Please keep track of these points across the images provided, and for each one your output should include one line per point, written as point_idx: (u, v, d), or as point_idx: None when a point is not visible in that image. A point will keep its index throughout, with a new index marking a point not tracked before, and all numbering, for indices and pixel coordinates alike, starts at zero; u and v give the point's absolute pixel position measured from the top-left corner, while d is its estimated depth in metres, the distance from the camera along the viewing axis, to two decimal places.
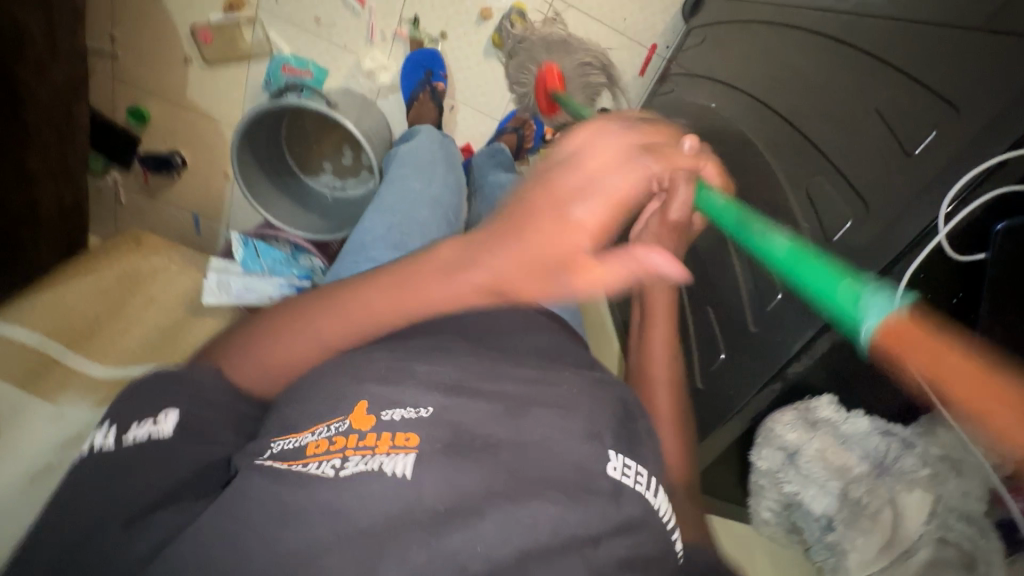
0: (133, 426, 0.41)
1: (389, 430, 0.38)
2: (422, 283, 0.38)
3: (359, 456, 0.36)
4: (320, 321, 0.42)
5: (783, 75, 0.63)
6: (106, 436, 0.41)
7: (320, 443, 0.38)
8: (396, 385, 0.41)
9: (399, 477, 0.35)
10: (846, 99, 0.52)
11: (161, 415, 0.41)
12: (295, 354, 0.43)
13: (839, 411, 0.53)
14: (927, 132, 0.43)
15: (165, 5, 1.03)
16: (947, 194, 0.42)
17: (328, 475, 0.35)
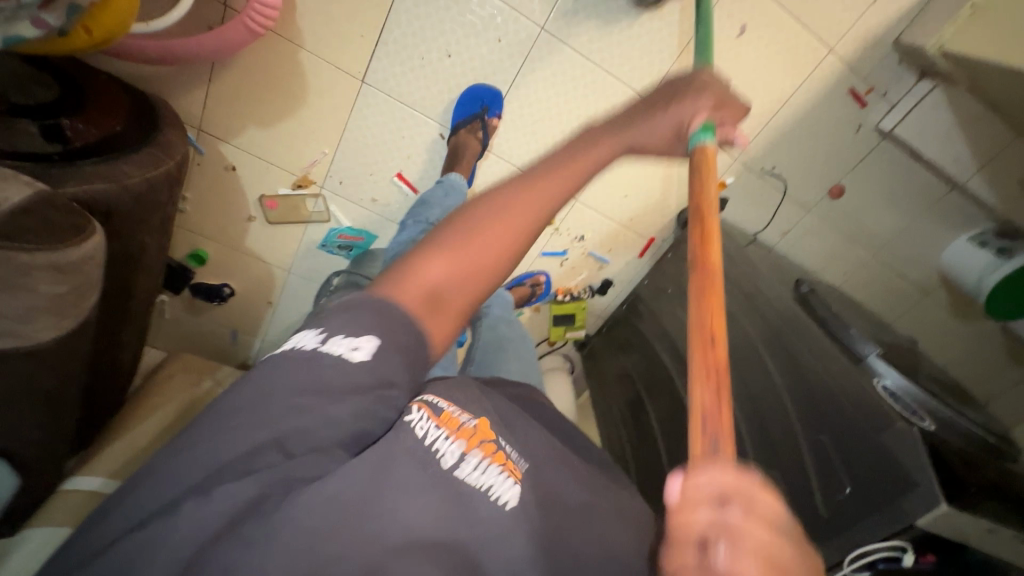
0: (337, 334, 0.42)
1: (504, 450, 0.53)
2: (546, 189, 0.50)
3: (479, 455, 0.50)
4: (491, 247, 0.47)
5: (756, 364, 0.90)
6: (312, 339, 0.42)
7: (455, 421, 0.50)
8: (506, 430, 0.57)
9: (501, 503, 0.48)
10: (799, 424, 0.77)
11: (360, 339, 0.42)
12: (511, 228, 0.48)
13: None
14: (843, 487, 0.68)
15: (238, 178, 1.16)
16: (860, 543, 0.65)
17: (447, 463, 0.47)
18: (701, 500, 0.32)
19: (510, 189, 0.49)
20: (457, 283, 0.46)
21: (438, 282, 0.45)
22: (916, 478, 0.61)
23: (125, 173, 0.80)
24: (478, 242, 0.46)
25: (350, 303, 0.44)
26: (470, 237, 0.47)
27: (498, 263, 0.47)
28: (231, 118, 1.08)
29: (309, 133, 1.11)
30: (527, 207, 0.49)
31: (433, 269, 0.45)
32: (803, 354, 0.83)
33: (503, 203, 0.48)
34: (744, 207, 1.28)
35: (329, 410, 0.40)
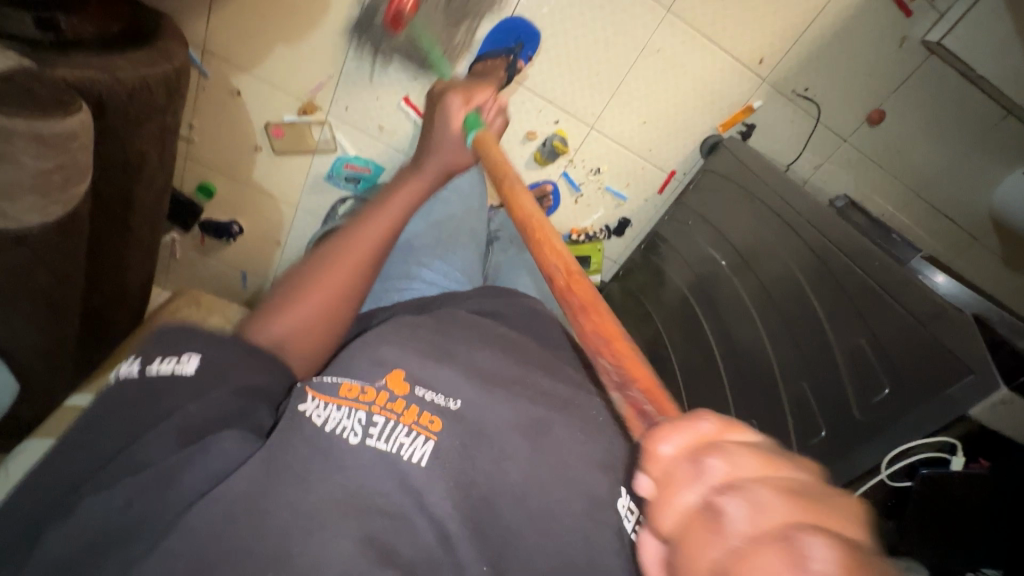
0: (159, 358, 0.49)
1: (416, 403, 0.52)
2: (370, 228, 0.64)
3: (387, 418, 0.50)
4: (338, 282, 0.60)
5: (786, 278, 0.83)
6: (134, 368, 0.48)
7: (353, 391, 0.51)
8: (428, 373, 0.56)
9: (415, 462, 0.48)
10: (833, 331, 0.70)
11: (184, 354, 0.49)
12: (360, 249, 0.62)
13: None
14: (882, 388, 0.60)
15: (244, 104, 1.14)
16: (897, 445, 0.57)
17: (353, 438, 0.48)
18: (680, 452, 0.27)
19: (337, 241, 0.63)
20: (319, 320, 0.59)
21: (291, 331, 0.57)
22: (971, 365, 0.53)
23: (116, 66, 0.77)
24: (328, 282, 0.60)
25: (169, 328, 0.52)
26: (322, 279, 0.60)
27: (350, 283, 0.61)
28: (233, 36, 1.05)
29: (314, 52, 1.07)
30: (348, 247, 0.62)
31: (285, 318, 0.57)
32: (837, 258, 0.75)
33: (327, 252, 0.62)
34: (774, 136, 1.19)
35: (188, 405, 0.47)
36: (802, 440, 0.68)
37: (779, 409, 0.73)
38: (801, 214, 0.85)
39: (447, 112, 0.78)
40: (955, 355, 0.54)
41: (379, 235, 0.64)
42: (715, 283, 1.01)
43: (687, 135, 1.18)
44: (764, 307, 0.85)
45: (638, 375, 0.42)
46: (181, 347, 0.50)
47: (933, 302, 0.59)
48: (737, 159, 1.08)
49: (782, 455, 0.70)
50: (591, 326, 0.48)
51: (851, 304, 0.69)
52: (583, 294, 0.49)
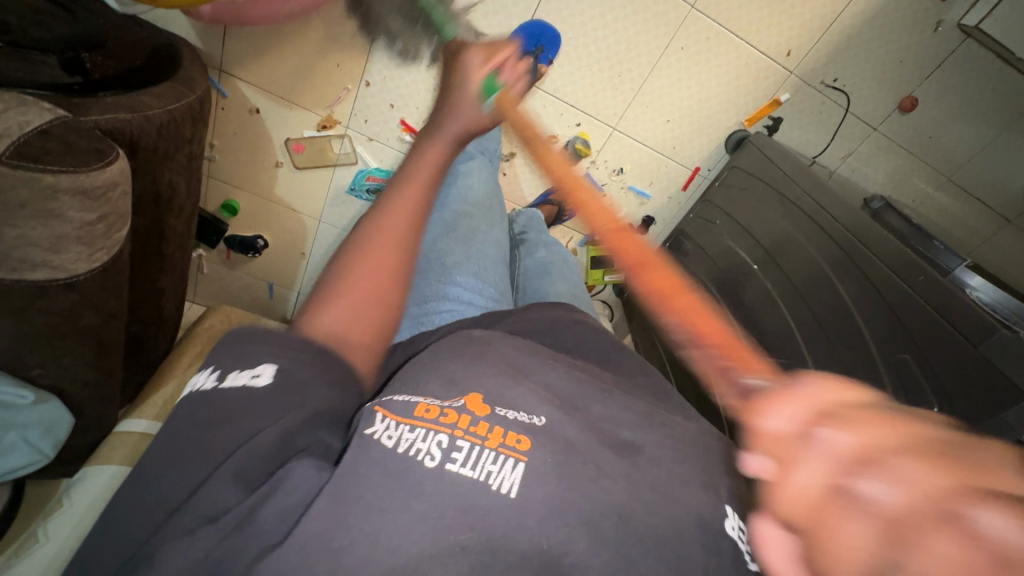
0: (232, 372, 0.43)
1: (500, 424, 0.43)
2: (400, 205, 0.53)
3: (471, 444, 0.41)
4: (377, 273, 0.49)
5: (822, 284, 0.82)
6: (209, 380, 0.43)
7: (429, 412, 0.43)
8: (509, 391, 0.47)
9: (504, 491, 0.39)
10: (875, 347, 0.70)
11: (260, 366, 0.43)
12: (392, 239, 0.51)
13: None
14: (929, 407, 0.61)
15: (264, 122, 1.13)
16: None
17: (431, 463, 0.39)
18: (850, 450, 0.26)
19: (373, 219, 0.53)
20: (366, 317, 0.48)
21: (340, 320, 0.47)
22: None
23: (145, 104, 0.77)
24: (374, 263, 0.50)
25: (239, 333, 0.47)
26: (367, 260, 0.50)
27: (396, 271, 0.51)
28: (250, 55, 1.03)
29: (332, 67, 1.06)
30: (383, 224, 0.51)
31: (329, 312, 0.47)
32: (874, 265, 0.74)
33: (359, 240, 0.51)
34: (803, 128, 1.16)
35: (250, 420, 0.40)
36: None
37: None
38: (835, 218, 0.84)
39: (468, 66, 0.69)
40: (1008, 379, 0.54)
41: (415, 212, 0.53)
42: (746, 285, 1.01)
43: (711, 130, 1.16)
44: (800, 313, 0.85)
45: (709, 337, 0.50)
46: (253, 359, 0.44)
47: (983, 322, 0.58)
48: (765, 156, 1.06)
49: None
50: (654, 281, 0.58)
51: (894, 318, 0.69)
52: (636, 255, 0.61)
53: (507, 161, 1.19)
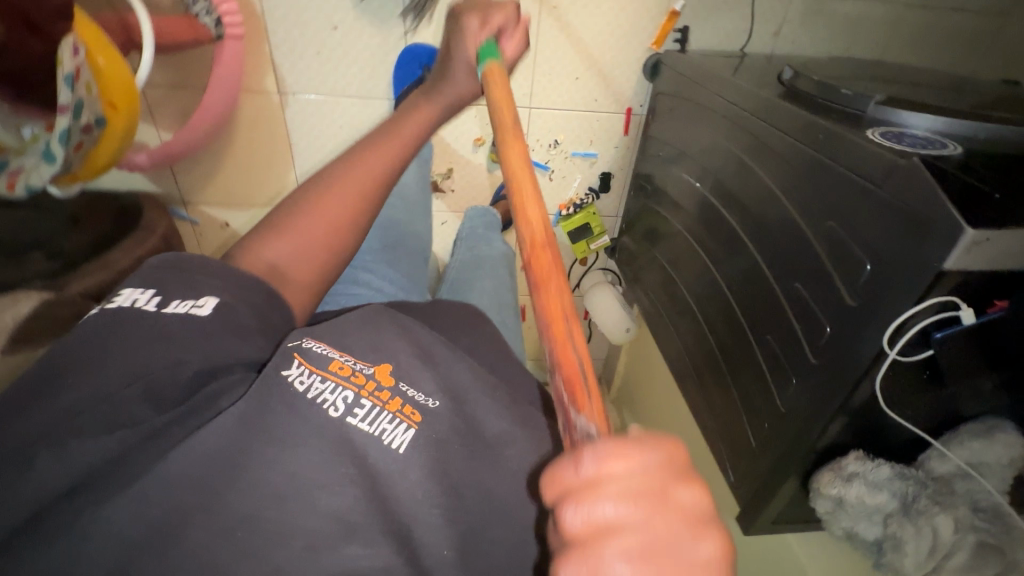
0: (174, 300, 0.55)
1: (401, 396, 0.54)
2: (373, 150, 0.73)
3: (371, 404, 0.52)
4: (331, 207, 0.69)
5: (749, 177, 0.77)
6: (149, 301, 0.54)
7: (343, 369, 0.54)
8: (416, 371, 0.58)
9: (394, 448, 0.50)
10: (805, 224, 0.65)
11: (202, 299, 0.56)
12: (369, 170, 0.71)
13: (865, 463, 0.63)
14: (863, 266, 0.56)
15: (235, 231, 1.26)
16: (890, 325, 0.53)
17: (335, 413, 0.50)
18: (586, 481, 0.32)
19: (341, 164, 0.72)
20: (301, 260, 0.67)
21: (283, 259, 0.66)
22: (925, 217, 0.48)
23: (113, 261, 0.90)
24: (347, 185, 0.70)
25: (182, 260, 0.60)
26: (337, 187, 0.70)
27: (369, 192, 0.71)
28: (199, 181, 1.17)
29: (264, 163, 1.17)
30: (340, 181, 0.71)
31: (276, 250, 0.66)
32: (782, 141, 0.69)
33: (328, 181, 0.71)
34: (719, 25, 1.08)
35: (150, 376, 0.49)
36: (813, 342, 0.63)
37: (784, 317, 0.69)
38: (744, 106, 0.79)
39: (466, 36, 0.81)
40: (912, 215, 0.49)
41: (399, 153, 0.74)
42: (695, 205, 0.97)
43: (623, 68, 1.13)
44: (741, 215, 0.80)
45: (566, 362, 0.45)
46: (200, 292, 0.57)
47: (883, 162, 0.53)
48: (679, 72, 1.01)
49: (800, 361, 0.66)
50: (546, 298, 0.50)
51: (812, 188, 0.64)
52: (541, 270, 0.52)
53: (446, 178, 1.24)
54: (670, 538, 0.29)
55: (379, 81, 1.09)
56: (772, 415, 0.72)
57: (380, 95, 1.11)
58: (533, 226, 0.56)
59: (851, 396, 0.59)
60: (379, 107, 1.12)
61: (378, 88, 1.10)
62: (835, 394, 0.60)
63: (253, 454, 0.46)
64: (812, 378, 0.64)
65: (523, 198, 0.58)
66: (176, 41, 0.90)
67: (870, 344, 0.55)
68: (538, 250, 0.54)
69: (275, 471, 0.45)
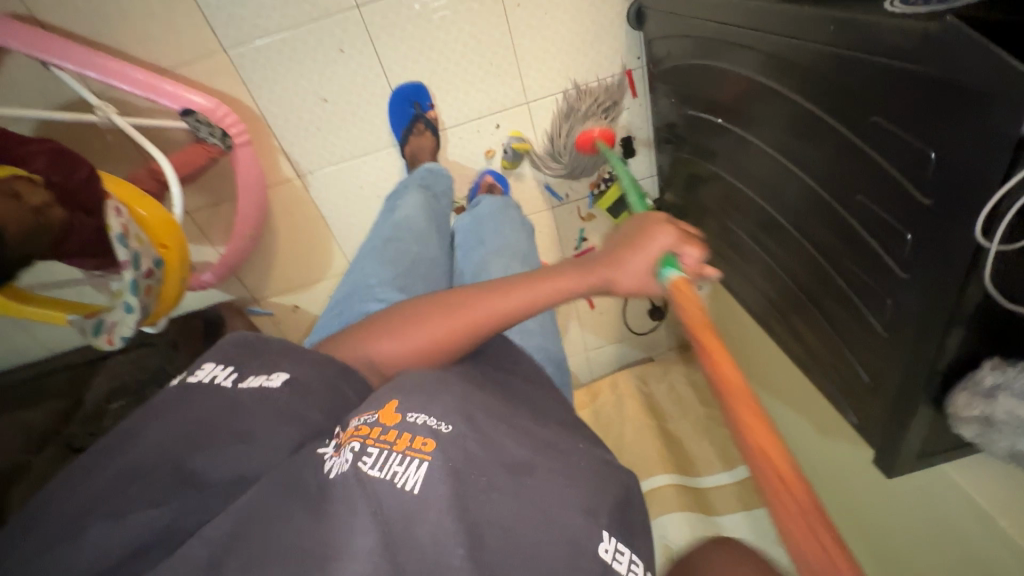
0: (250, 374, 0.52)
1: (409, 430, 0.47)
2: (509, 286, 0.62)
3: (380, 449, 0.45)
4: (437, 328, 0.61)
5: (769, 97, 0.70)
6: (228, 378, 0.52)
7: (357, 430, 0.48)
8: (422, 399, 0.50)
9: (410, 490, 0.43)
10: (845, 128, 0.57)
11: (275, 372, 0.53)
12: (481, 311, 0.62)
13: (1007, 372, 0.54)
14: (926, 156, 0.48)
15: (306, 312, 1.35)
16: (981, 215, 0.44)
17: (347, 466, 0.45)
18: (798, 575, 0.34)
19: (480, 289, 0.63)
20: (404, 362, 0.61)
21: (385, 359, 0.61)
22: (978, 83, 0.40)
23: None
24: (453, 321, 0.62)
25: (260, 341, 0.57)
26: (445, 318, 0.62)
27: (459, 338, 0.62)
28: (261, 279, 1.27)
29: (309, 243, 1.24)
30: (473, 307, 0.62)
31: (382, 348, 0.62)
32: (790, 47, 0.62)
33: (438, 307, 0.63)
34: None
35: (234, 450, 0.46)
36: (898, 254, 0.55)
37: (858, 234, 0.61)
38: (738, 25, 0.72)
39: (654, 226, 0.59)
40: (964, 84, 0.42)
41: (539, 297, 0.61)
42: (726, 143, 0.89)
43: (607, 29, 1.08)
44: (774, 139, 0.72)
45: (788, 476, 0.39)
46: (272, 367, 0.54)
47: (910, 35, 0.45)
48: (663, 12, 0.94)
49: (889, 278, 0.58)
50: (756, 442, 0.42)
51: (839, 88, 0.56)
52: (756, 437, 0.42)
53: None
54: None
55: (380, 132, 1.12)
56: (878, 345, 0.64)
57: (385, 145, 1.13)
58: (730, 395, 0.46)
59: (958, 308, 0.50)
60: (388, 157, 1.15)
61: (381, 140, 1.13)
62: (938, 307, 0.52)
63: (269, 527, 0.41)
64: (907, 294, 0.55)
65: (739, 405, 0.45)
66: (193, 167, 0.99)
67: (963, 245, 0.46)
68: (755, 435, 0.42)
69: (285, 544, 0.40)
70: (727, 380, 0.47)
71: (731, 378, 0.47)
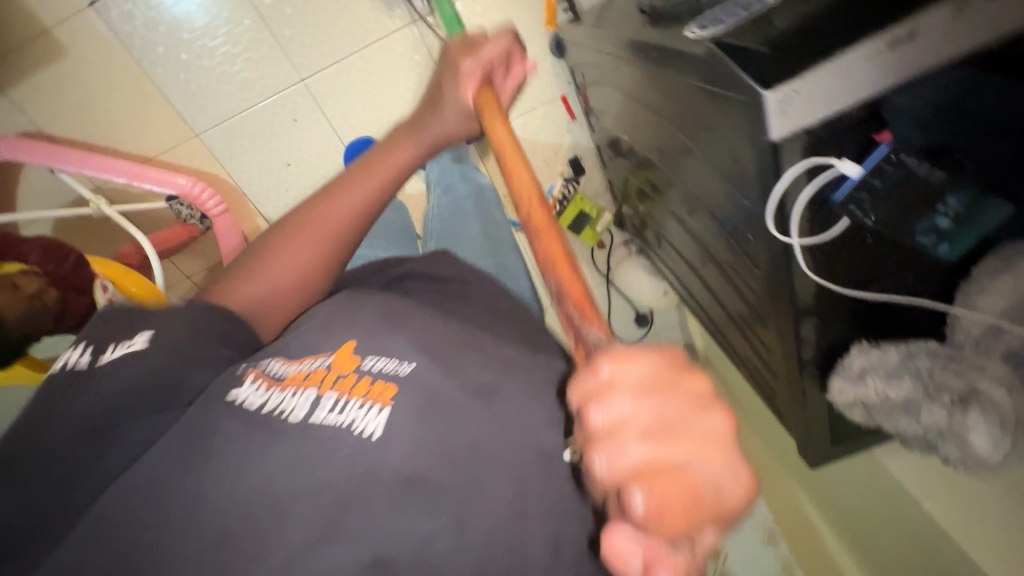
0: (107, 346, 0.59)
1: (371, 378, 0.53)
2: (346, 186, 0.72)
3: (338, 397, 0.52)
4: (298, 246, 0.72)
5: (647, 114, 0.74)
6: (84, 354, 0.59)
7: (307, 375, 0.54)
8: (377, 345, 0.58)
9: (368, 434, 0.48)
10: (691, 140, 0.61)
11: (137, 336, 0.59)
12: (336, 221, 0.72)
13: (871, 354, 0.55)
14: (734, 163, 0.51)
15: None
16: (772, 212, 0.46)
17: (300, 414, 0.50)
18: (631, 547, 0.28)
19: (327, 197, 0.72)
20: (277, 296, 0.72)
21: (260, 295, 0.71)
22: (735, 99, 0.44)
23: None
24: (312, 235, 0.72)
25: (113, 317, 0.63)
26: (303, 237, 0.72)
27: (327, 250, 0.72)
28: None
29: None
30: (320, 224, 0.71)
31: (252, 289, 0.71)
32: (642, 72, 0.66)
33: (294, 223, 0.73)
34: None
35: None
36: (750, 252, 0.58)
37: (727, 235, 0.64)
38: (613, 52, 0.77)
39: (457, 67, 0.69)
40: (729, 99, 0.45)
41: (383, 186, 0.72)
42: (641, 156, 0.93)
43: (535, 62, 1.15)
44: (661, 151, 0.76)
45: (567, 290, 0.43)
46: (133, 332, 0.60)
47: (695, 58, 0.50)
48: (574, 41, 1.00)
49: (753, 274, 0.60)
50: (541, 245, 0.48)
51: (676, 106, 0.60)
52: (549, 251, 0.46)
53: None
54: (681, 417, 0.30)
55: None
56: (767, 338, 0.65)
57: None
58: (535, 226, 0.49)
59: (795, 299, 0.52)
60: None
61: None
62: (781, 299, 0.54)
63: (216, 467, 0.47)
64: (764, 289, 0.58)
65: (538, 232, 0.48)
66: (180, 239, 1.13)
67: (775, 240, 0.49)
68: (567, 284, 0.43)
69: (240, 482, 0.46)
70: (532, 215, 0.49)
71: (551, 242, 0.47)
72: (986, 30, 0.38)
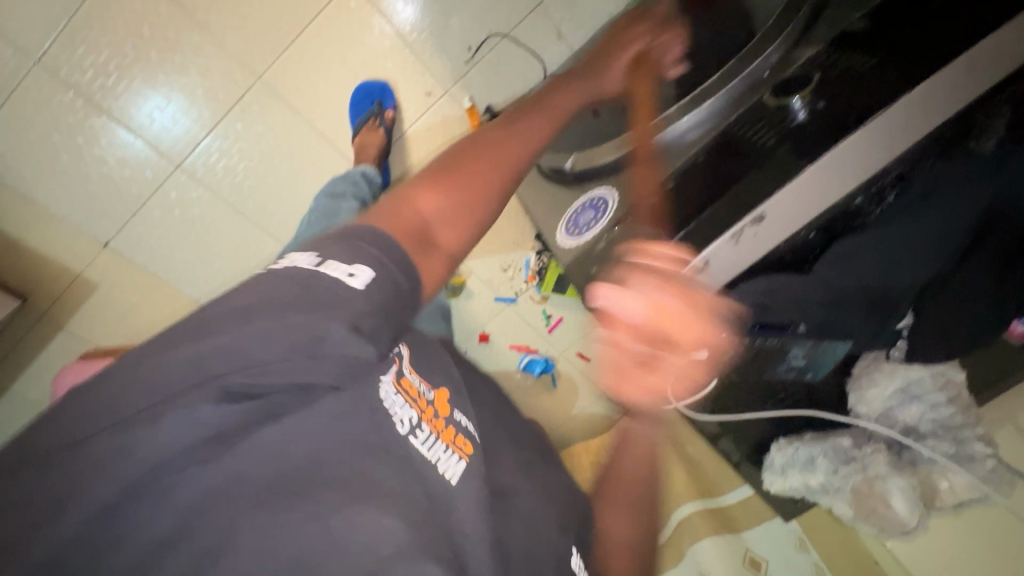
0: (332, 259, 0.43)
1: (455, 428, 0.54)
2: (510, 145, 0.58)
3: (431, 430, 0.50)
4: (461, 187, 0.53)
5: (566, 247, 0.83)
6: (309, 260, 0.43)
7: (412, 388, 0.51)
8: (456, 402, 0.58)
9: (450, 478, 0.49)
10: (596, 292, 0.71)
11: (356, 267, 0.43)
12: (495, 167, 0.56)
13: (786, 451, 0.65)
14: None
15: None
16: None
17: (404, 429, 0.47)
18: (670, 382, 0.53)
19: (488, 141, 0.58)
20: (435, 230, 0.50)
21: (424, 223, 0.50)
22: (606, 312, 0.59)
23: None
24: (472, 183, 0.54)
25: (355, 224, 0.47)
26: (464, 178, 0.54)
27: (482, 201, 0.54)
28: None
29: None
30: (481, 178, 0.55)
31: (425, 207, 0.51)
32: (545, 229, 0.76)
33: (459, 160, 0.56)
34: (509, 79, 1.16)
35: None
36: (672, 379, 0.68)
37: None
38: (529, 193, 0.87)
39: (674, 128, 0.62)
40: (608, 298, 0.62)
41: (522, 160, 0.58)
42: None
43: None
44: None
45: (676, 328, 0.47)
46: (355, 258, 0.44)
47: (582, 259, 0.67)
48: None
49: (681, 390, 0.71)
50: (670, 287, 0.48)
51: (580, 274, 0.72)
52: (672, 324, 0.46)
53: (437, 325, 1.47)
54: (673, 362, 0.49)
55: None
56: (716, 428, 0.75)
57: None
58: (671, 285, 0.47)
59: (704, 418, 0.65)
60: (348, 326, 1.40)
61: None
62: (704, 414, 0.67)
63: (309, 477, 0.40)
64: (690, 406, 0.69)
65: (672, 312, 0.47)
66: None
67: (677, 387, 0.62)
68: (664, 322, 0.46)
69: (335, 491, 0.40)
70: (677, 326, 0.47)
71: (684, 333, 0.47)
72: (757, 247, 0.49)
